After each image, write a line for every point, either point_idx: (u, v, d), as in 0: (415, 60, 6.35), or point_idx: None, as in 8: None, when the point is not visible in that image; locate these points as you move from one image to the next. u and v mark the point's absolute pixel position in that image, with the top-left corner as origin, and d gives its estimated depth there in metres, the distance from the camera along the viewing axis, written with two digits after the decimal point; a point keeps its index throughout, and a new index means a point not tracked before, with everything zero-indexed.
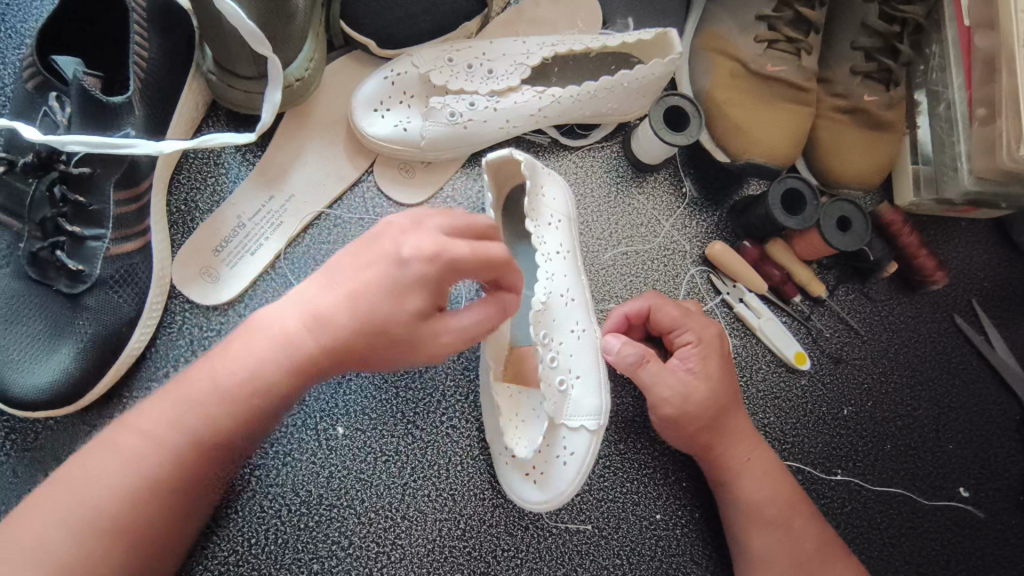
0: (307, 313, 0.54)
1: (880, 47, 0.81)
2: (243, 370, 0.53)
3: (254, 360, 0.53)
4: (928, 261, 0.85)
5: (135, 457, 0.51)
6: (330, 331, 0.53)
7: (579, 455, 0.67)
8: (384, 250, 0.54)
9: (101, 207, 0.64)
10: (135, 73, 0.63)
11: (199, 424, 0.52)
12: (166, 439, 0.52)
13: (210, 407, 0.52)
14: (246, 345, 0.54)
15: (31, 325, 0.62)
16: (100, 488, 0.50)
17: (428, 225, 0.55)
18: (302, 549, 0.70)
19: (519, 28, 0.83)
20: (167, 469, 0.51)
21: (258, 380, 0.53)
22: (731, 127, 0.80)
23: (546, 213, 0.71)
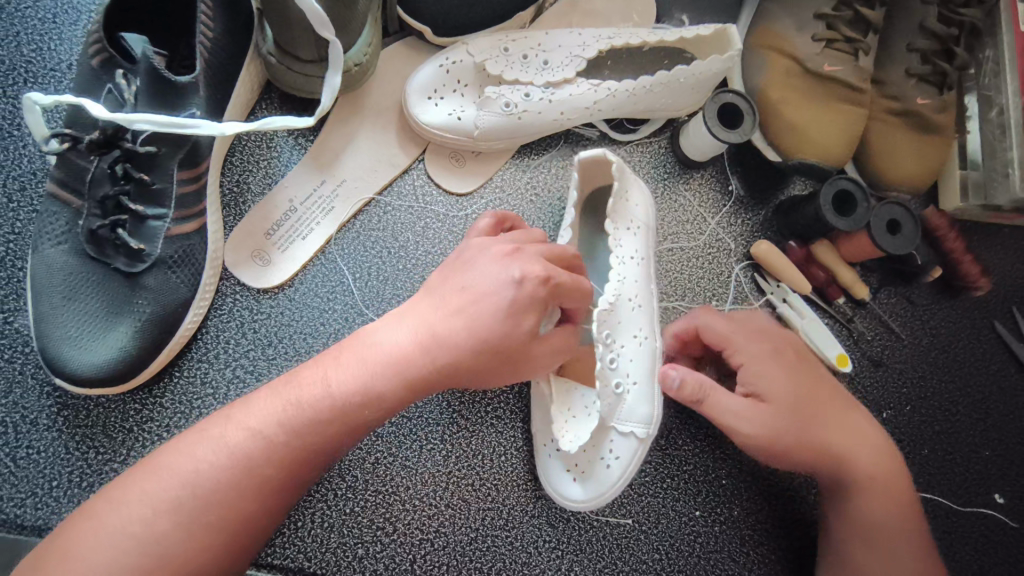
0: (420, 327, 0.56)
1: (936, 50, 0.81)
2: (357, 383, 0.54)
3: (368, 373, 0.54)
4: (971, 267, 0.84)
5: (238, 455, 0.51)
6: (448, 352, 0.55)
7: (627, 459, 0.66)
8: (497, 272, 0.57)
9: (164, 186, 0.64)
10: (201, 53, 0.62)
11: (304, 419, 0.53)
12: (274, 432, 0.52)
13: (320, 408, 0.53)
14: (360, 359, 0.55)
15: (89, 303, 0.62)
16: (197, 475, 0.50)
17: (529, 252, 0.59)
18: (347, 534, 0.70)
19: (573, 20, 0.82)
20: (269, 464, 0.51)
21: (370, 396, 0.54)
22: (784, 126, 0.80)
23: (626, 220, 0.72)
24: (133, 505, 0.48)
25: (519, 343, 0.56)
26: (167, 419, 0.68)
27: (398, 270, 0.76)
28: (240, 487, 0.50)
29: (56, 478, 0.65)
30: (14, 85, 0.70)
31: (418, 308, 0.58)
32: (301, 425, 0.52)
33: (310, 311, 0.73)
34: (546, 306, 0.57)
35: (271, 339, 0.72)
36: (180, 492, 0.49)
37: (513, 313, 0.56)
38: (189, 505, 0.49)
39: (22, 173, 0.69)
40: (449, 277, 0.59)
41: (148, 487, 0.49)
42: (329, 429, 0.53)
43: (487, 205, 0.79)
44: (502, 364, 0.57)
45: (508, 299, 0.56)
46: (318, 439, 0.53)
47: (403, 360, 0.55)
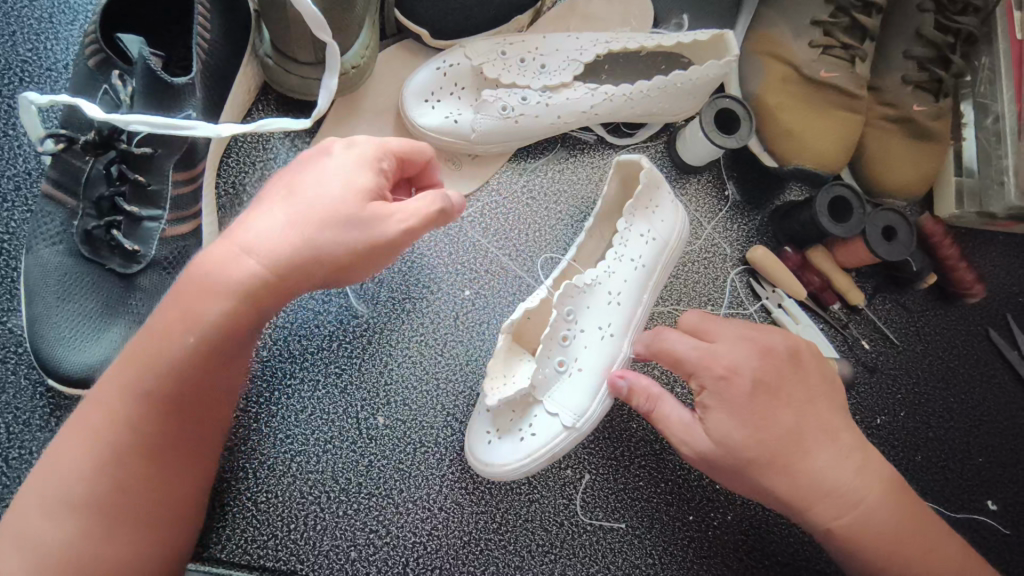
0: (241, 245, 0.53)
1: (933, 57, 0.81)
2: (190, 304, 0.52)
3: (190, 305, 0.53)
4: (967, 274, 0.85)
5: (120, 407, 0.52)
6: (263, 251, 0.53)
7: (542, 442, 0.68)
8: (313, 162, 0.56)
9: (160, 187, 0.64)
10: (198, 54, 0.62)
11: (189, 362, 0.52)
12: (151, 391, 0.52)
13: (191, 344, 0.53)
14: (210, 279, 0.53)
15: (83, 304, 0.62)
16: (92, 457, 0.51)
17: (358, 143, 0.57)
18: (340, 537, 0.70)
19: (570, 24, 0.83)
20: (165, 406, 0.53)
21: (200, 320, 0.52)
22: (782, 132, 0.80)
23: (641, 227, 0.72)
24: (54, 495, 0.51)
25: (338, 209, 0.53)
26: None
27: None
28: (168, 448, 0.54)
29: None
30: (10, 84, 0.70)
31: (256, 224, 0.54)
32: (185, 369, 0.53)
33: None
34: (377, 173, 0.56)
35: None
36: (85, 470, 0.52)
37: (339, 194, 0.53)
38: (92, 482, 0.52)
39: (17, 172, 0.69)
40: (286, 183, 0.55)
41: (61, 472, 0.51)
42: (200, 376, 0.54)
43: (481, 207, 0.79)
44: (350, 233, 0.53)
45: (334, 177, 0.54)
46: (192, 393, 0.54)
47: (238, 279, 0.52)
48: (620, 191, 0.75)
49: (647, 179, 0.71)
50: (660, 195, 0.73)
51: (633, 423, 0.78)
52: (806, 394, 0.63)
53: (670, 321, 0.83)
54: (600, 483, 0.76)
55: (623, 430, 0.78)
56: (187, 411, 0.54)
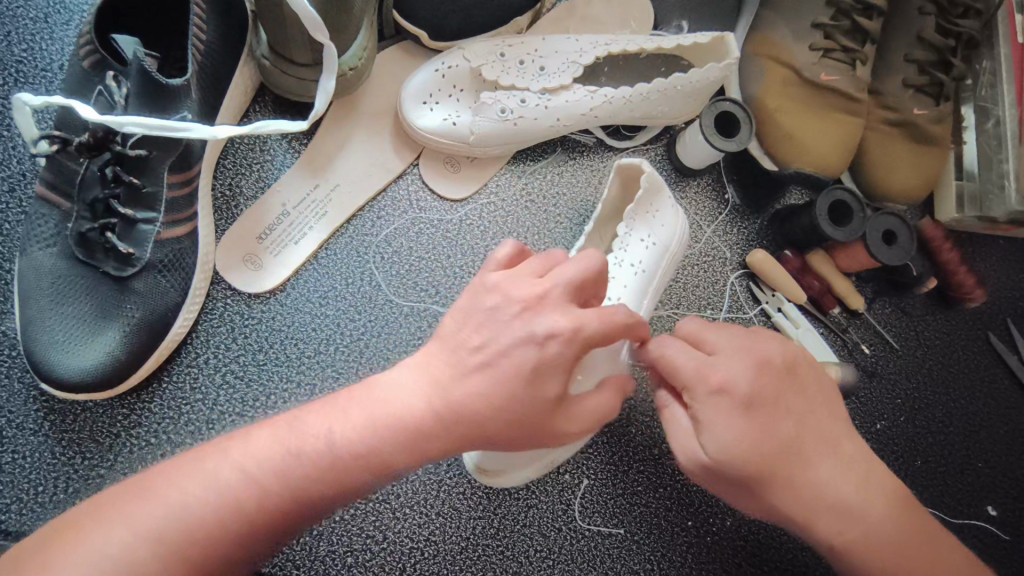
0: (427, 384, 0.51)
1: (933, 61, 0.81)
2: (359, 433, 0.49)
3: (378, 423, 0.49)
4: (967, 279, 0.84)
5: (225, 492, 0.46)
6: (455, 391, 0.50)
7: (540, 450, 0.67)
8: (484, 303, 0.53)
9: (154, 189, 0.63)
10: (193, 55, 0.61)
11: (307, 481, 0.47)
12: (269, 491, 0.47)
13: (318, 463, 0.48)
14: (370, 411, 0.50)
15: (77, 307, 0.62)
16: (175, 533, 0.44)
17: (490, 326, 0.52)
18: (336, 543, 0.70)
19: (570, 26, 0.82)
20: (258, 513, 0.46)
21: (378, 437, 0.49)
22: (782, 135, 0.79)
23: (641, 232, 0.72)
24: (92, 563, 0.42)
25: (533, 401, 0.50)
26: (155, 424, 0.67)
27: (392, 276, 0.75)
28: (227, 563, 0.46)
29: (41, 484, 0.64)
30: (4, 85, 0.69)
31: (447, 368, 0.51)
32: (302, 487, 0.47)
33: (301, 316, 0.72)
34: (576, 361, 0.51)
35: (262, 345, 0.71)
36: (134, 546, 0.43)
37: (558, 367, 0.50)
38: (142, 572, 0.43)
39: (11, 174, 0.68)
40: (566, 321, 0.50)
41: (122, 539, 0.43)
42: (305, 505, 0.48)
43: (480, 210, 0.79)
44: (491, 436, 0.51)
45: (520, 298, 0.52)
46: (279, 519, 0.47)
47: (411, 415, 0.50)
48: (620, 194, 0.74)
49: (648, 183, 0.70)
50: (663, 202, 0.72)
51: (632, 429, 0.78)
52: (812, 398, 0.61)
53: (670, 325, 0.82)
54: (598, 488, 0.76)
55: (622, 435, 0.77)
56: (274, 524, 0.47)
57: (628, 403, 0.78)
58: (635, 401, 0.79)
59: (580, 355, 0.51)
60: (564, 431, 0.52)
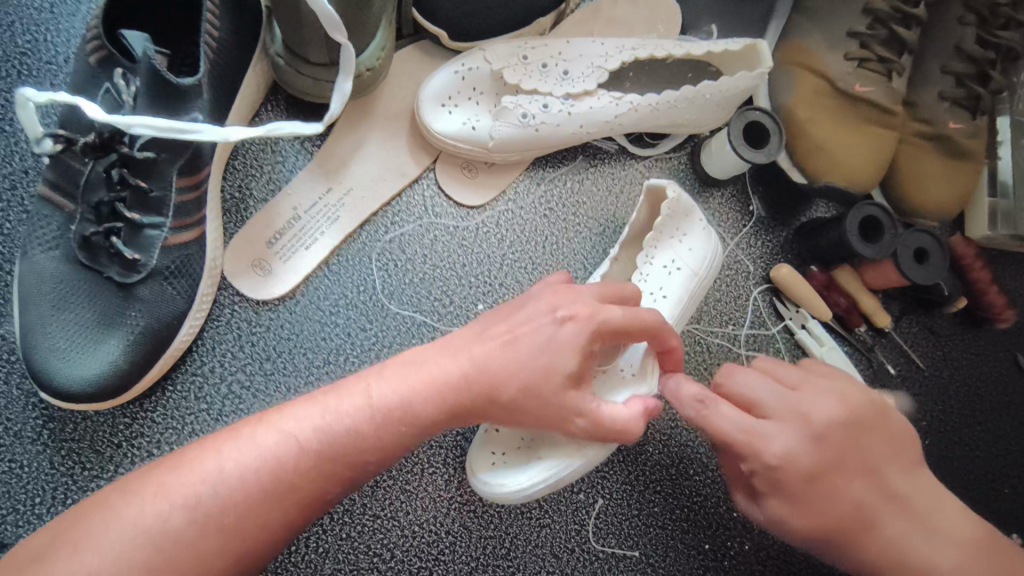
0: (464, 358, 0.53)
1: (971, 73, 0.78)
2: (396, 395, 0.51)
3: (406, 394, 0.50)
4: (997, 299, 0.82)
5: (268, 456, 0.47)
6: (481, 372, 0.52)
7: (546, 462, 0.64)
8: (535, 306, 0.55)
9: (162, 193, 0.61)
10: (205, 53, 0.59)
11: (349, 441, 0.48)
12: (310, 452, 0.47)
13: (357, 424, 0.49)
14: (403, 374, 0.52)
15: (80, 314, 0.59)
16: (216, 498, 0.45)
17: (533, 314, 0.54)
18: (343, 560, 0.67)
19: (594, 28, 0.79)
20: (300, 477, 0.47)
21: (409, 413, 0.50)
22: (813, 146, 0.76)
23: (664, 256, 0.70)
24: (130, 532, 0.42)
25: (548, 355, 0.52)
26: (158, 435, 0.65)
27: (405, 284, 0.72)
28: (268, 532, 0.46)
29: (39, 494, 0.62)
30: (7, 78, 0.66)
31: (472, 340, 0.54)
32: (344, 448, 0.48)
33: (311, 325, 0.70)
34: (594, 350, 0.53)
35: (270, 354, 0.68)
36: (168, 515, 0.43)
37: (573, 347, 0.52)
38: (182, 539, 0.43)
39: (13, 171, 0.65)
40: (584, 309, 0.54)
41: (159, 507, 0.43)
42: (349, 467, 0.48)
43: (498, 218, 0.76)
44: (522, 407, 0.53)
45: (558, 313, 0.54)
46: (322, 484, 0.47)
47: (445, 382, 0.51)
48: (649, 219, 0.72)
49: (670, 207, 0.69)
50: (691, 223, 0.70)
51: (649, 447, 0.75)
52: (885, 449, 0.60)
53: (691, 341, 0.79)
54: (613, 509, 0.73)
55: (638, 454, 0.75)
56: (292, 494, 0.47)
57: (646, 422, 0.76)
58: (653, 419, 0.76)
59: (594, 338, 0.53)
60: (582, 413, 0.53)
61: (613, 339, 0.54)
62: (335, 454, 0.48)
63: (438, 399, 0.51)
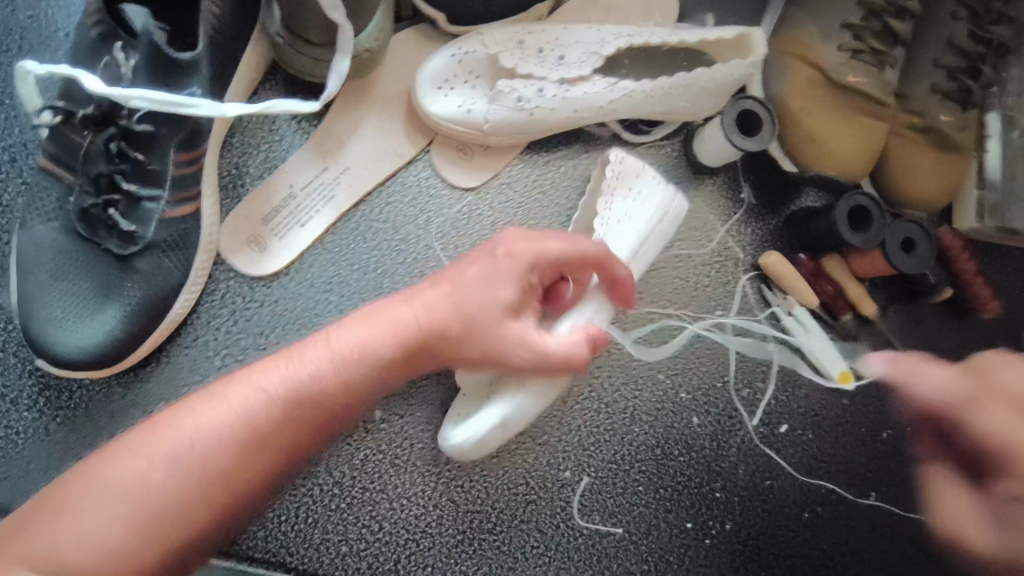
0: (422, 304, 0.55)
1: (963, 67, 0.79)
2: (357, 338, 0.52)
3: (372, 343, 0.52)
4: (983, 290, 0.83)
5: (239, 409, 0.48)
6: (436, 316, 0.54)
7: (502, 403, 0.65)
8: (487, 252, 0.57)
9: (160, 167, 0.62)
10: (205, 28, 0.60)
11: (317, 387, 0.50)
12: (279, 401, 0.48)
13: (327, 375, 0.50)
14: (363, 320, 0.54)
15: (78, 284, 0.60)
16: (191, 455, 0.46)
17: (483, 257, 0.57)
18: (331, 531, 0.69)
19: (591, 14, 0.80)
20: (272, 430, 0.48)
21: (378, 364, 0.52)
22: (804, 136, 0.78)
23: (619, 208, 0.72)
24: (106, 483, 0.44)
25: (490, 288, 0.56)
26: (154, 406, 0.66)
27: (398, 263, 0.74)
28: (247, 490, 0.47)
29: (37, 460, 0.64)
30: (8, 51, 0.67)
31: (429, 285, 0.56)
32: (312, 393, 0.49)
33: (305, 301, 0.71)
34: (529, 282, 0.57)
35: (264, 329, 0.70)
36: (143, 468, 0.45)
37: (512, 278, 0.56)
38: (157, 490, 0.45)
39: (13, 144, 0.66)
40: (521, 241, 0.57)
41: (137, 468, 0.45)
42: (319, 412, 0.50)
43: (491, 200, 0.77)
44: (472, 346, 0.55)
45: (501, 253, 0.57)
46: (294, 439, 0.49)
47: (405, 326, 0.53)
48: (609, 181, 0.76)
49: (618, 169, 0.73)
50: (643, 182, 0.73)
51: (635, 428, 0.77)
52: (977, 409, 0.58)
53: (679, 325, 0.81)
54: (598, 487, 0.75)
55: (624, 434, 0.77)
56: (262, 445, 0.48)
57: (633, 403, 0.77)
58: (639, 401, 0.78)
59: (531, 271, 0.57)
60: (522, 341, 0.57)
61: (547, 271, 0.59)
62: (305, 405, 0.49)
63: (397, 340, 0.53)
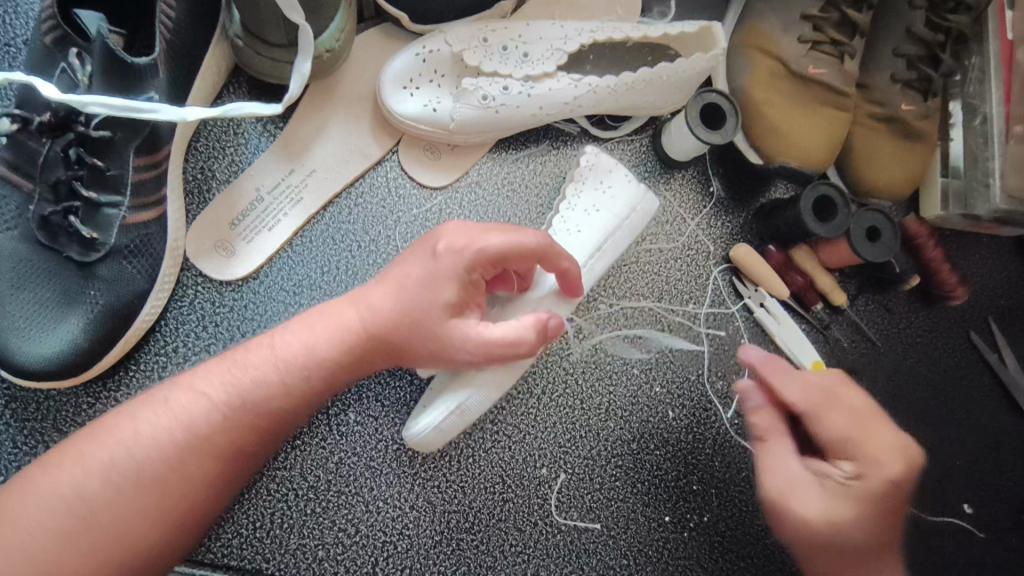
0: (361, 306, 0.59)
1: (923, 55, 0.80)
2: (301, 345, 0.58)
3: (311, 344, 0.58)
4: (949, 277, 0.85)
5: (181, 414, 0.54)
6: (374, 316, 0.58)
7: (448, 396, 0.66)
8: (425, 248, 0.60)
9: (119, 172, 0.61)
10: (160, 33, 0.59)
11: (257, 392, 0.55)
12: (218, 404, 0.54)
13: (267, 378, 0.56)
14: (308, 326, 0.59)
15: (39, 293, 0.60)
16: (129, 458, 0.51)
17: (421, 253, 0.59)
18: (307, 536, 0.69)
19: (555, 11, 0.80)
20: (214, 431, 0.54)
21: (313, 362, 0.57)
22: (769, 129, 0.78)
23: (585, 203, 0.74)
24: (55, 490, 0.50)
25: (428, 287, 0.58)
26: None
27: (368, 264, 0.73)
28: (191, 494, 0.53)
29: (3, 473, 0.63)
30: None
31: (375, 285, 0.60)
32: (254, 397, 0.55)
33: (274, 304, 0.71)
34: (472, 279, 0.58)
35: (233, 334, 0.69)
36: (85, 476, 0.51)
37: (451, 278, 0.57)
38: (98, 497, 0.50)
39: None
40: (461, 239, 0.58)
41: (74, 475, 0.51)
42: (258, 416, 0.55)
43: (461, 200, 0.77)
44: (416, 343, 0.58)
45: (437, 249, 0.58)
46: (237, 439, 0.55)
47: (347, 329, 0.58)
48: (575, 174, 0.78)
49: (592, 162, 0.75)
50: (614, 177, 0.75)
51: (610, 423, 0.77)
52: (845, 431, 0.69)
53: (652, 319, 0.81)
54: (575, 483, 0.75)
55: (600, 430, 0.77)
56: (203, 448, 0.53)
57: (607, 400, 0.78)
58: (615, 396, 0.78)
59: (472, 268, 0.58)
60: (464, 339, 0.57)
61: (494, 263, 0.59)
62: (244, 408, 0.55)
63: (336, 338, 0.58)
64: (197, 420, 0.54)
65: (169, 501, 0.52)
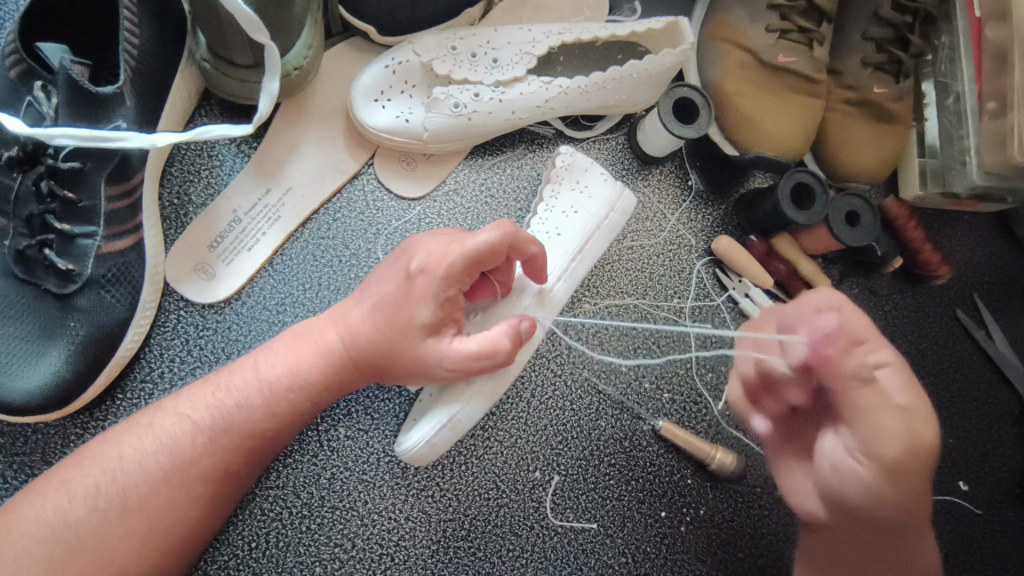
0: (341, 323, 0.59)
1: (891, 38, 0.80)
2: (285, 368, 0.58)
3: (294, 362, 0.58)
4: (932, 256, 0.83)
5: (165, 440, 0.54)
6: (355, 338, 0.58)
7: (439, 410, 0.67)
8: (398, 266, 0.59)
9: (92, 203, 0.61)
10: (126, 62, 0.59)
11: (241, 416, 0.56)
12: (203, 428, 0.55)
13: (250, 399, 0.56)
14: (289, 348, 0.59)
15: (18, 327, 0.60)
16: (115, 483, 0.52)
17: (401, 264, 0.59)
18: (304, 553, 0.69)
19: (524, 15, 0.80)
20: (198, 454, 0.54)
21: (297, 379, 0.58)
22: (742, 119, 0.78)
23: (564, 203, 0.74)
24: (41, 524, 0.50)
25: (402, 304, 0.57)
26: None
27: (350, 279, 0.73)
28: (179, 517, 0.53)
29: None
30: None
31: (354, 305, 0.60)
32: (239, 422, 0.56)
33: (258, 324, 0.71)
34: (449, 294, 0.57)
35: (218, 356, 0.69)
36: (71, 508, 0.51)
37: (427, 298, 0.56)
38: (84, 526, 0.50)
39: None
40: (433, 256, 0.57)
41: (62, 503, 0.51)
42: (242, 436, 0.56)
43: (439, 208, 0.77)
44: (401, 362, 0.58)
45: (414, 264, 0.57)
46: (221, 461, 0.55)
47: (329, 350, 0.59)
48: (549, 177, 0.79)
49: (568, 162, 0.75)
50: (591, 176, 0.75)
51: (602, 422, 0.77)
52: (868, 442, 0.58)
53: (636, 315, 0.81)
54: (570, 484, 0.75)
55: (592, 429, 0.77)
56: (188, 473, 0.53)
57: (596, 399, 0.78)
58: (604, 396, 0.78)
59: (448, 285, 0.57)
60: (441, 359, 0.57)
61: (467, 279, 0.58)
62: (228, 430, 0.55)
63: (319, 360, 0.58)
64: (181, 445, 0.54)
65: (156, 526, 0.52)
